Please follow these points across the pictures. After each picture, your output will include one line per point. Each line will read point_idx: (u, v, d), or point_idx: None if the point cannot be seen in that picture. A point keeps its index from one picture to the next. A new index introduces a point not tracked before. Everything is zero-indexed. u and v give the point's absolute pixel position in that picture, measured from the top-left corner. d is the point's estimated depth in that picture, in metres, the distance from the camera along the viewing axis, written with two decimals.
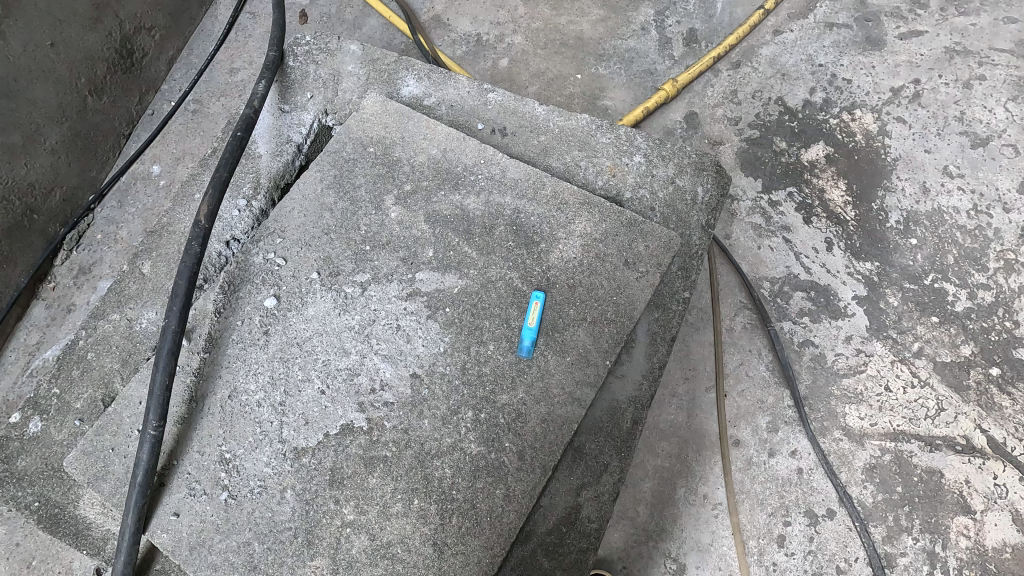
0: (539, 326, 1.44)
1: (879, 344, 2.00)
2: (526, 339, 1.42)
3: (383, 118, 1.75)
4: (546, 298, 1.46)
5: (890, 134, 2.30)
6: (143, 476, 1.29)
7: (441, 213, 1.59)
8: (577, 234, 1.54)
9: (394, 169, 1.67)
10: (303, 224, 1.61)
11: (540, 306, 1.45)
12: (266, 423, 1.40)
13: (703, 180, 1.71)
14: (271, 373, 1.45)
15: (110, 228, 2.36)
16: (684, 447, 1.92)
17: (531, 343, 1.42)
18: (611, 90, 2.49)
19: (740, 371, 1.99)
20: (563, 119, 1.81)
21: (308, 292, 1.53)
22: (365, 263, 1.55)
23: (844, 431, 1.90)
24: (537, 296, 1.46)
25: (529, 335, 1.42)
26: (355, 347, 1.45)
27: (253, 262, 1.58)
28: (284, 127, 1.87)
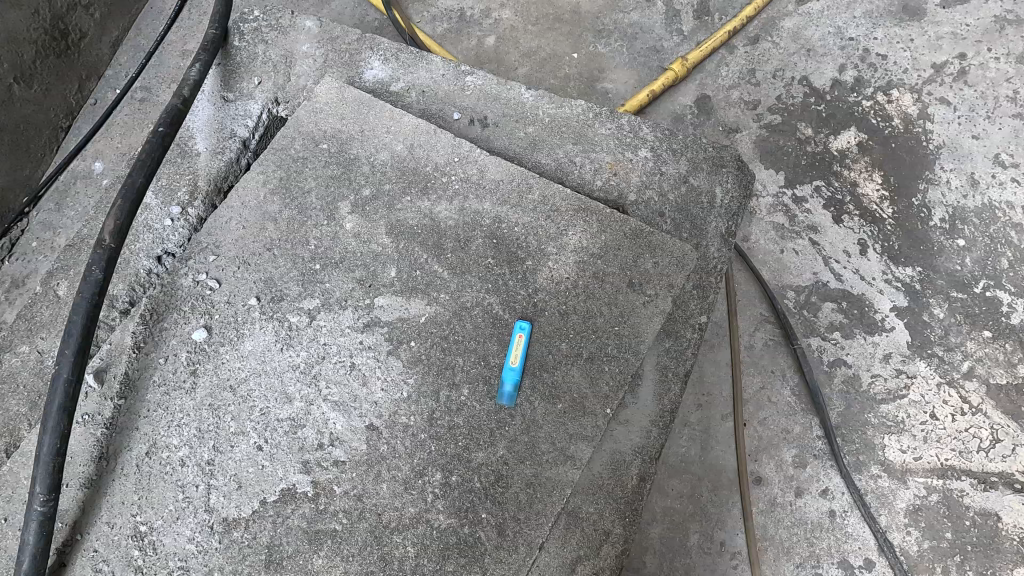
0: (523, 367, 1.18)
1: (923, 364, 1.73)
2: (507, 383, 1.17)
3: (340, 108, 1.46)
4: (532, 330, 1.21)
5: (931, 118, 2.01)
6: (32, 562, 1.05)
7: (406, 223, 1.32)
8: (569, 248, 1.27)
9: (351, 169, 1.39)
10: (241, 238, 1.34)
11: (524, 341, 1.20)
12: (190, 488, 1.15)
13: (722, 179, 1.42)
14: (198, 424, 1.19)
15: (47, 234, 2.09)
16: (698, 485, 1.66)
17: (513, 389, 1.17)
18: (612, 71, 2.20)
19: (762, 396, 1.73)
20: (554, 106, 1.53)
21: (245, 323, 1.27)
22: (315, 286, 1.29)
23: (883, 467, 1.63)
24: (521, 329, 1.20)
25: (511, 379, 1.17)
26: (300, 392, 1.20)
27: (181, 285, 1.31)
28: (227, 119, 1.59)
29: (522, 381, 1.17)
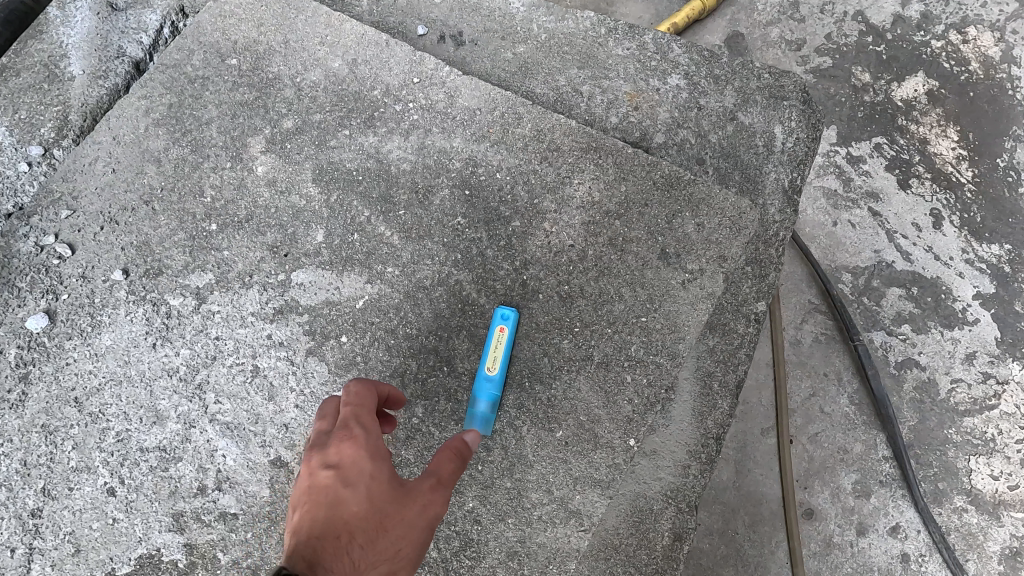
0: (502, 375, 0.83)
1: (1017, 366, 1.37)
2: (480, 399, 0.82)
3: (251, 13, 1.02)
4: (517, 321, 0.85)
5: (1019, 60, 1.61)
6: None
7: (342, 168, 0.93)
8: (575, 202, 0.89)
9: (265, 93, 0.98)
10: (108, 187, 0.94)
11: (506, 337, 0.83)
12: (4, 553, 0.78)
13: (782, 114, 1.03)
14: (24, 456, 0.81)
15: None
16: (732, 519, 1.30)
17: (487, 407, 0.82)
18: (623, 4, 1.79)
19: (812, 406, 1.36)
20: (555, 20, 1.11)
21: (105, 307, 0.88)
22: (207, 255, 0.89)
23: (969, 498, 1.28)
24: (502, 318, 0.84)
25: (485, 393, 0.82)
26: (175, 409, 0.82)
27: (18, 251, 0.90)
28: (105, 27, 1.13)
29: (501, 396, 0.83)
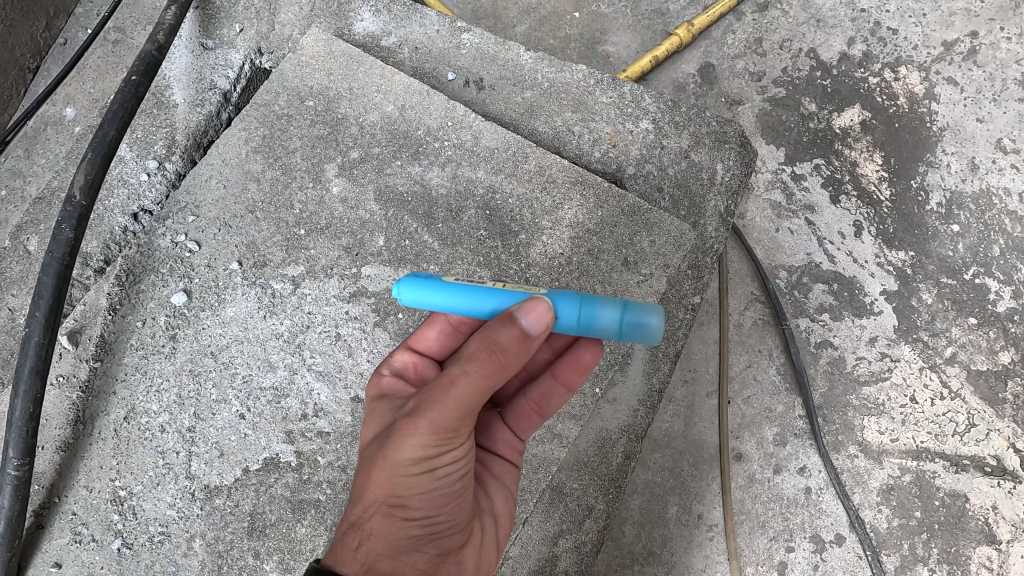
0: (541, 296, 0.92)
1: (908, 348, 1.74)
2: (591, 325, 0.91)
3: (328, 63, 1.38)
4: (405, 286, 0.94)
5: (938, 97, 1.96)
6: (5, 529, 1.03)
7: (396, 189, 1.27)
8: (565, 222, 1.24)
9: (336, 130, 1.32)
10: (222, 199, 1.28)
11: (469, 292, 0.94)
12: (171, 455, 1.13)
13: (724, 155, 1.38)
14: (178, 390, 1.16)
15: (17, 182, 1.99)
16: (680, 460, 1.69)
17: (601, 324, 0.90)
18: (615, 33, 2.12)
19: (747, 374, 1.74)
20: (554, 70, 1.43)
21: (226, 289, 1.22)
22: (299, 252, 1.23)
23: (860, 447, 1.67)
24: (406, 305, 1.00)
25: (585, 313, 0.90)
26: (283, 360, 1.17)
27: (159, 247, 1.26)
28: (207, 69, 1.48)
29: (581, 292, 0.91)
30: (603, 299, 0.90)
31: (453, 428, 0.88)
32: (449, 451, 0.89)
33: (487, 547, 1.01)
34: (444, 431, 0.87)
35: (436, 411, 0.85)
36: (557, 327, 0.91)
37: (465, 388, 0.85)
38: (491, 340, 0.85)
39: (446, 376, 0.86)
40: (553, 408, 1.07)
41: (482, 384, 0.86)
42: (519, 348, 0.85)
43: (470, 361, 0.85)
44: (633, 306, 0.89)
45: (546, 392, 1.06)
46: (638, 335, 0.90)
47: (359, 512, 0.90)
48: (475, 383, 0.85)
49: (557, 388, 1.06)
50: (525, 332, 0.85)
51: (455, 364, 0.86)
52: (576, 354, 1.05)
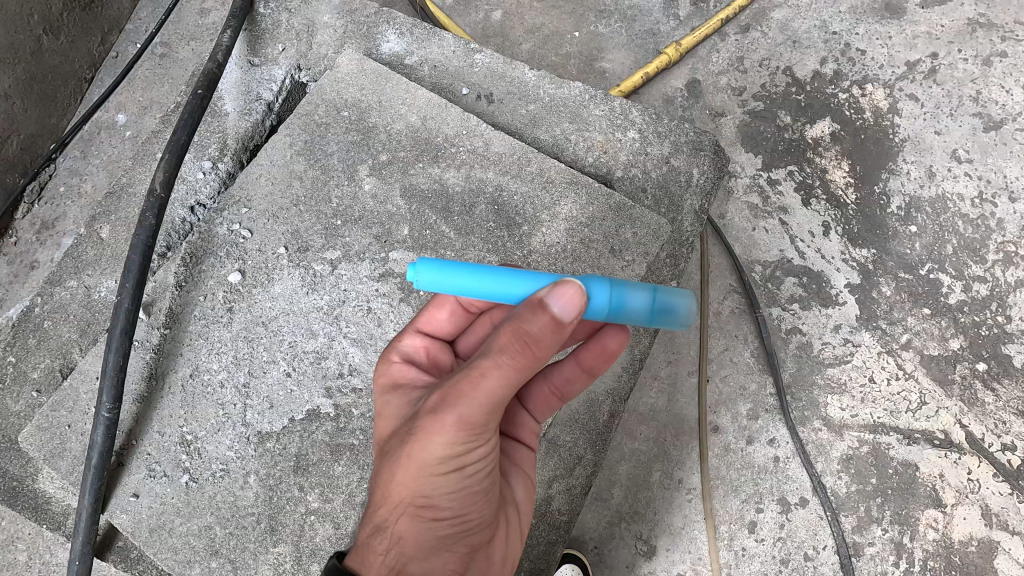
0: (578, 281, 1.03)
1: (868, 335, 1.95)
2: (623, 309, 1.03)
3: (360, 79, 1.61)
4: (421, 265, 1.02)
5: (900, 112, 2.18)
6: (99, 459, 1.25)
7: (418, 187, 1.49)
8: (561, 216, 1.46)
9: (368, 137, 1.55)
10: (270, 193, 1.51)
11: (498, 276, 1.04)
12: (229, 406, 1.35)
13: (699, 161, 1.60)
14: (235, 353, 1.39)
15: (74, 180, 2.22)
16: (663, 431, 1.90)
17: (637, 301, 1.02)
18: (611, 51, 2.35)
19: (724, 356, 1.95)
20: (554, 87, 1.66)
21: (274, 269, 1.44)
22: (336, 239, 1.46)
23: (824, 421, 1.88)
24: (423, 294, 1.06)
25: (618, 297, 1.02)
26: (323, 329, 1.39)
27: (217, 233, 1.48)
28: (253, 83, 1.71)
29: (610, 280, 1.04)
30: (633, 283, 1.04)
31: (480, 426, 1.00)
32: (473, 447, 1.02)
33: (509, 533, 1.17)
34: (468, 432, 0.99)
35: (464, 408, 0.97)
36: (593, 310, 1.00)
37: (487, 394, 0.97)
38: (522, 330, 0.95)
39: (474, 374, 0.97)
40: (574, 391, 1.24)
41: (511, 377, 0.96)
42: (549, 333, 0.95)
43: (501, 354, 0.95)
44: (662, 291, 1.04)
45: (569, 377, 1.24)
46: (666, 318, 1.04)
47: (389, 509, 1.05)
48: (497, 390, 0.96)
49: (583, 374, 1.23)
50: (556, 318, 0.94)
51: (486, 358, 0.95)
52: (602, 343, 1.19)
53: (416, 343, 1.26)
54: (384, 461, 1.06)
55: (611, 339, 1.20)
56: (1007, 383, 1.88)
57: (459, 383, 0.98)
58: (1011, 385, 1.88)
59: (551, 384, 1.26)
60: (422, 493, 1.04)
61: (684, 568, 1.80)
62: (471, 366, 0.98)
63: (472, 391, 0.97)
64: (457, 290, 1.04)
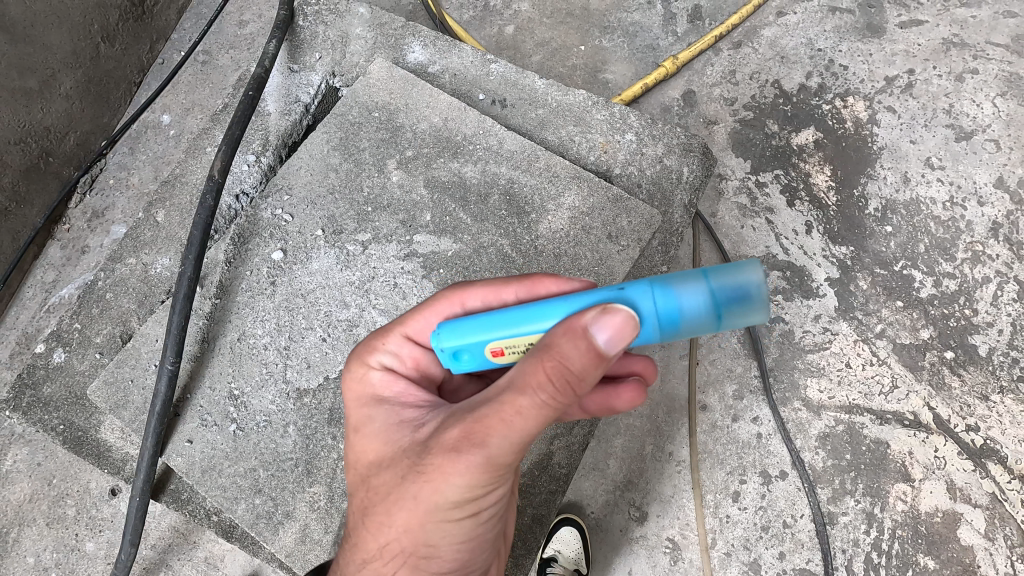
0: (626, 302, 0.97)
1: (845, 324, 2.12)
2: (677, 315, 0.97)
3: (390, 84, 1.82)
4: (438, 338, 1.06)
5: (879, 122, 2.37)
6: (161, 406, 1.45)
7: (439, 179, 1.69)
8: (565, 206, 1.65)
9: (396, 135, 1.75)
10: (309, 183, 1.71)
11: (526, 313, 1.02)
12: (271, 365, 1.54)
13: (690, 161, 1.79)
14: (277, 320, 1.58)
15: (122, 173, 2.44)
16: (656, 408, 2.08)
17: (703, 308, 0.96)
18: (613, 64, 2.55)
19: (713, 342, 2.13)
20: (561, 94, 1.86)
21: (312, 248, 1.64)
22: (367, 224, 1.66)
23: (803, 402, 2.05)
24: (449, 354, 1.06)
25: (667, 303, 0.96)
26: (355, 301, 1.59)
27: (262, 217, 1.68)
28: (293, 87, 1.92)
29: (653, 278, 0.98)
30: (679, 276, 0.97)
31: (500, 468, 1.03)
32: (495, 484, 1.05)
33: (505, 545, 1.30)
34: (492, 471, 1.02)
35: (491, 450, 0.99)
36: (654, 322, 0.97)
37: (519, 434, 0.98)
38: (564, 367, 0.93)
39: (501, 416, 0.97)
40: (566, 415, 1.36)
41: (543, 417, 0.97)
42: (590, 365, 0.94)
43: (538, 394, 0.94)
44: (714, 272, 0.96)
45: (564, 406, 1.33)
46: (731, 307, 0.96)
47: (402, 530, 1.09)
48: (527, 430, 0.98)
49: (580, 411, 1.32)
50: (598, 353, 0.93)
51: (524, 398, 0.95)
52: (617, 394, 1.29)
53: (407, 354, 1.26)
54: (393, 500, 1.09)
55: (627, 390, 1.29)
56: (972, 370, 2.05)
57: (491, 423, 0.98)
58: (976, 371, 2.05)
59: None
60: (432, 532, 1.09)
61: (673, 533, 1.97)
62: (501, 404, 0.97)
63: (498, 433, 0.98)
64: (485, 337, 1.02)
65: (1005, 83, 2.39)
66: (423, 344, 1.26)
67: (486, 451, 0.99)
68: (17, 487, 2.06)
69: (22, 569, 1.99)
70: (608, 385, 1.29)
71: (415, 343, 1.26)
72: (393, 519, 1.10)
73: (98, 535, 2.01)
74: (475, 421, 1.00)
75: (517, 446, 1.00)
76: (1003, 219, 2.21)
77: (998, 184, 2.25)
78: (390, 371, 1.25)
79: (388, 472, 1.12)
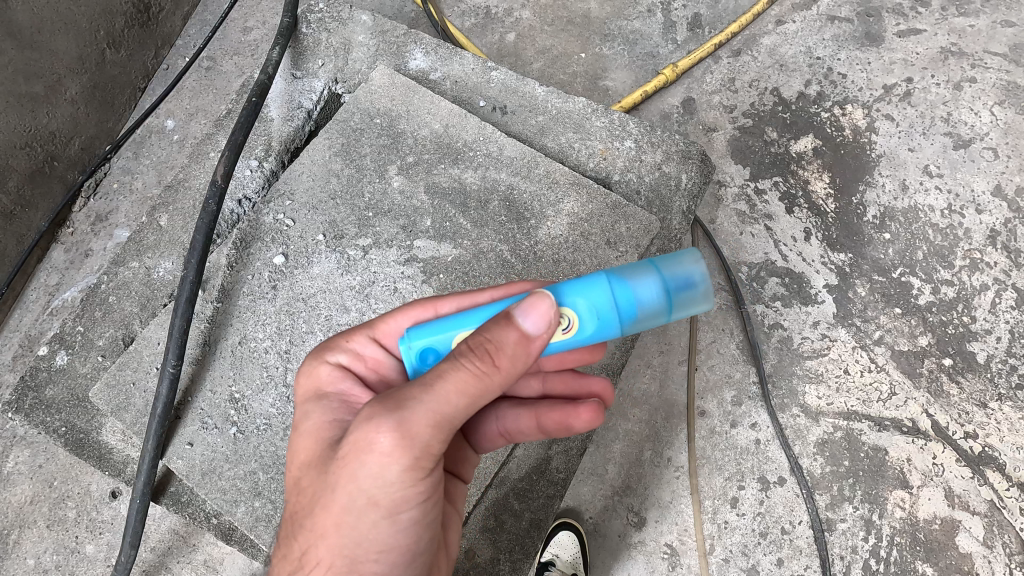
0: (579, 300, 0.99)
1: (844, 331, 2.13)
2: (635, 308, 1.00)
3: (391, 91, 1.84)
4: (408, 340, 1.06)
5: (877, 130, 2.38)
6: (162, 408, 1.47)
7: (440, 185, 1.71)
8: (564, 213, 1.67)
9: (396, 141, 1.77)
10: (311, 188, 1.73)
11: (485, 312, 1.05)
12: (272, 368, 1.55)
13: (688, 168, 1.81)
14: (278, 324, 1.59)
15: (126, 178, 2.46)
16: (654, 413, 2.09)
17: (656, 301, 1.00)
18: (614, 71, 2.58)
19: (712, 347, 2.14)
20: (561, 101, 1.88)
21: (314, 253, 1.66)
22: (368, 229, 1.67)
23: (801, 408, 2.06)
24: (416, 354, 1.05)
25: (626, 296, 0.98)
26: (355, 305, 1.60)
27: (264, 222, 1.70)
28: (296, 93, 1.94)
29: (608, 272, 1.01)
30: (632, 268, 1.00)
31: (424, 450, 0.97)
32: (420, 471, 0.99)
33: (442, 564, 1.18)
34: (415, 454, 0.97)
35: (410, 425, 0.94)
36: (614, 318, 0.99)
37: (442, 409, 0.95)
38: (485, 337, 0.95)
39: (420, 389, 0.94)
40: (522, 438, 1.32)
41: (467, 390, 0.94)
42: (516, 343, 0.95)
43: (462, 363, 0.93)
44: (662, 262, 1.01)
45: (520, 425, 1.30)
46: (682, 296, 1.01)
47: (320, 527, 1.01)
48: (449, 405, 0.95)
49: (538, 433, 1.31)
50: (524, 332, 0.95)
51: (447, 366, 0.94)
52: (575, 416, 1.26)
53: (371, 353, 1.23)
54: (313, 497, 1.02)
55: (585, 410, 1.26)
56: (970, 377, 2.06)
57: (411, 397, 0.95)
58: (974, 379, 2.06)
59: (501, 426, 1.31)
60: (351, 533, 1.00)
61: (671, 538, 1.97)
62: (425, 375, 0.95)
63: (419, 406, 0.94)
64: (451, 332, 1.04)
65: (1004, 91, 2.41)
66: (386, 346, 1.24)
67: (407, 429, 0.94)
68: (18, 489, 2.07)
69: (22, 571, 1.99)
70: (567, 403, 1.28)
71: (380, 344, 1.24)
72: (311, 520, 1.02)
73: (98, 537, 2.02)
74: (394, 395, 0.96)
75: (440, 424, 0.96)
76: (1001, 227, 2.22)
77: (996, 192, 2.27)
78: (344, 368, 1.23)
79: (313, 468, 1.06)
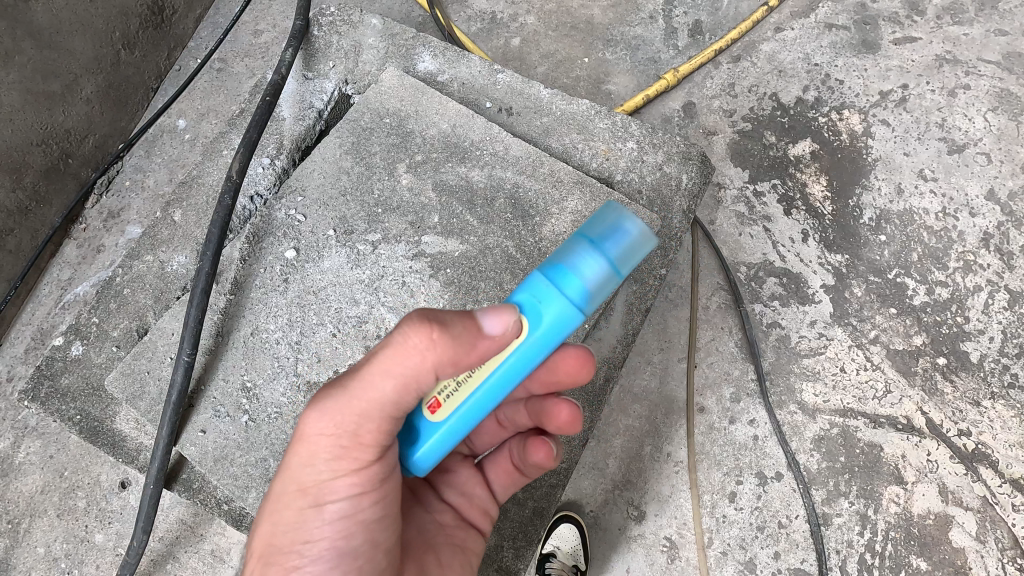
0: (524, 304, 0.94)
1: (840, 330, 2.18)
2: (587, 288, 0.91)
3: (401, 92, 1.89)
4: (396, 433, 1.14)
5: (873, 135, 2.44)
6: (177, 396, 1.51)
7: (448, 183, 1.76)
8: (568, 211, 1.72)
9: (405, 140, 1.82)
10: (322, 184, 1.78)
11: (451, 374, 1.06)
12: (283, 359, 1.59)
13: (688, 168, 1.86)
14: (289, 315, 1.64)
15: (138, 176, 2.51)
16: (654, 409, 2.13)
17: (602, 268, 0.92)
18: (616, 76, 2.63)
19: (711, 345, 2.18)
20: (565, 103, 1.94)
21: (324, 247, 1.71)
22: (377, 224, 1.72)
23: (799, 405, 2.10)
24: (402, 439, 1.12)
25: (571, 283, 0.91)
26: (364, 298, 1.64)
27: (276, 217, 1.75)
28: (307, 94, 2.00)
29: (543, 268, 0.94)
30: (560, 251, 0.94)
31: (352, 430, 1.07)
32: (349, 450, 1.09)
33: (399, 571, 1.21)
34: (343, 430, 1.08)
35: (340, 403, 1.07)
36: (569, 309, 0.91)
37: (371, 393, 1.04)
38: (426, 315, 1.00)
39: (352, 377, 1.06)
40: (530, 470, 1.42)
41: (389, 372, 1.02)
42: (466, 329, 0.95)
43: (387, 345, 1.02)
44: (586, 229, 0.96)
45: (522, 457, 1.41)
46: (622, 248, 0.94)
47: (273, 497, 1.15)
48: (378, 389, 1.04)
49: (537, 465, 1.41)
50: (478, 322, 0.94)
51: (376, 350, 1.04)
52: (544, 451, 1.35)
53: None
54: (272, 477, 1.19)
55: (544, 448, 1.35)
56: (964, 376, 2.10)
57: (347, 380, 1.07)
58: (968, 377, 2.10)
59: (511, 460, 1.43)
60: (294, 503, 1.12)
61: (670, 532, 2.00)
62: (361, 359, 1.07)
63: (351, 388, 1.06)
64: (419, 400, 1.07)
65: (997, 98, 2.47)
66: None
67: (339, 407, 1.07)
68: (29, 479, 2.11)
69: (32, 559, 2.03)
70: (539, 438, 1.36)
71: None
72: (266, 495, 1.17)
73: (108, 526, 2.06)
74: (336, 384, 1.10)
75: (372, 408, 1.06)
76: (994, 230, 2.27)
77: (989, 196, 2.32)
78: None
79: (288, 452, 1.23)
